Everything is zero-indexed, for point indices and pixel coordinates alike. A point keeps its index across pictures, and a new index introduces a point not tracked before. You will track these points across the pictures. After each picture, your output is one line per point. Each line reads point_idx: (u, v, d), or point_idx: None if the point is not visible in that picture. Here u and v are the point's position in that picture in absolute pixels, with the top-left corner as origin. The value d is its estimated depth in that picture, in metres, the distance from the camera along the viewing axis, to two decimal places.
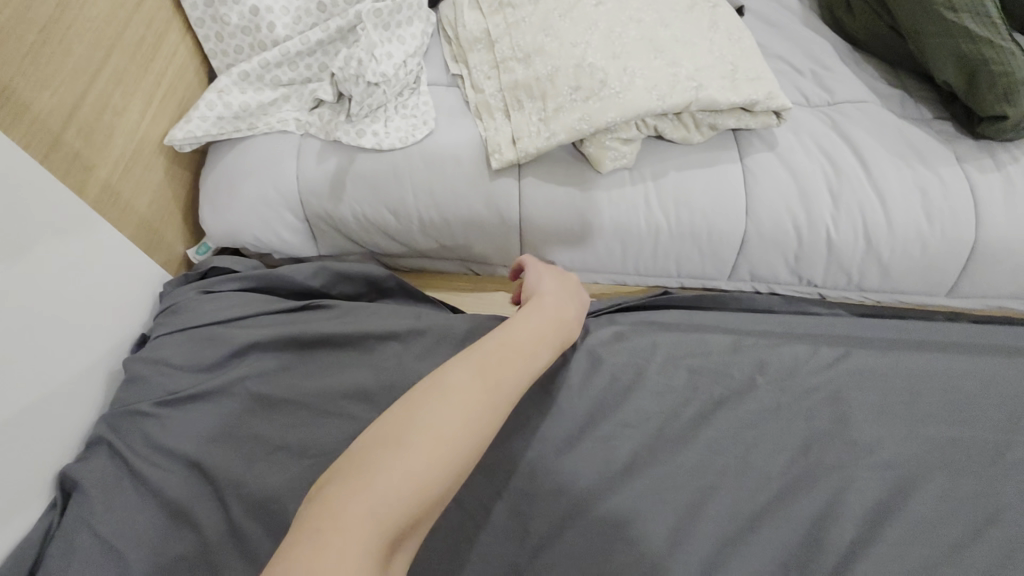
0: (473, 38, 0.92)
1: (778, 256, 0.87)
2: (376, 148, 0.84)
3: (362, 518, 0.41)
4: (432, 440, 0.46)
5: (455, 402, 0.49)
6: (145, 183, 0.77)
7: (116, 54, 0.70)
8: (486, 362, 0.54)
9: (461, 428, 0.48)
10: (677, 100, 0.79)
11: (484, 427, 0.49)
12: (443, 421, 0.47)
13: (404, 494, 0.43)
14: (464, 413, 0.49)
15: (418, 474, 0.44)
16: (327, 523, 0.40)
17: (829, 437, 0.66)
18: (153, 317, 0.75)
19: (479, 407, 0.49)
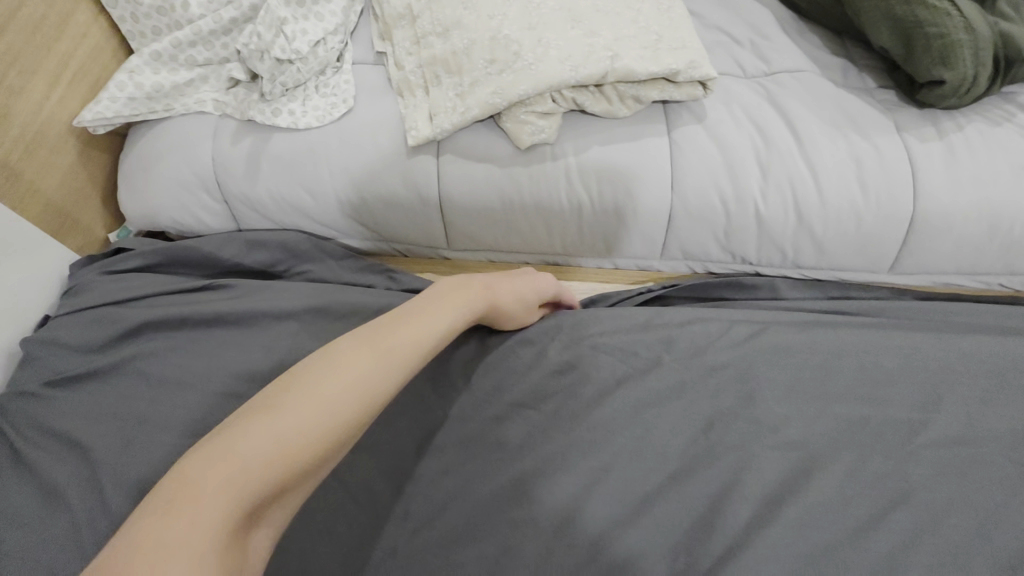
0: (396, 15, 0.90)
1: (707, 233, 0.84)
2: (291, 127, 0.83)
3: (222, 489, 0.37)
4: (313, 409, 0.42)
5: (338, 379, 0.43)
6: (54, 166, 0.77)
7: (9, 34, 0.70)
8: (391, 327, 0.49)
9: (341, 392, 0.43)
10: (592, 71, 0.77)
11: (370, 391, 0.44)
12: (322, 397, 0.42)
13: (267, 462, 0.39)
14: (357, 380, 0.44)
15: (285, 455, 0.40)
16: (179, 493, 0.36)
17: (732, 416, 0.63)
18: (58, 298, 0.74)
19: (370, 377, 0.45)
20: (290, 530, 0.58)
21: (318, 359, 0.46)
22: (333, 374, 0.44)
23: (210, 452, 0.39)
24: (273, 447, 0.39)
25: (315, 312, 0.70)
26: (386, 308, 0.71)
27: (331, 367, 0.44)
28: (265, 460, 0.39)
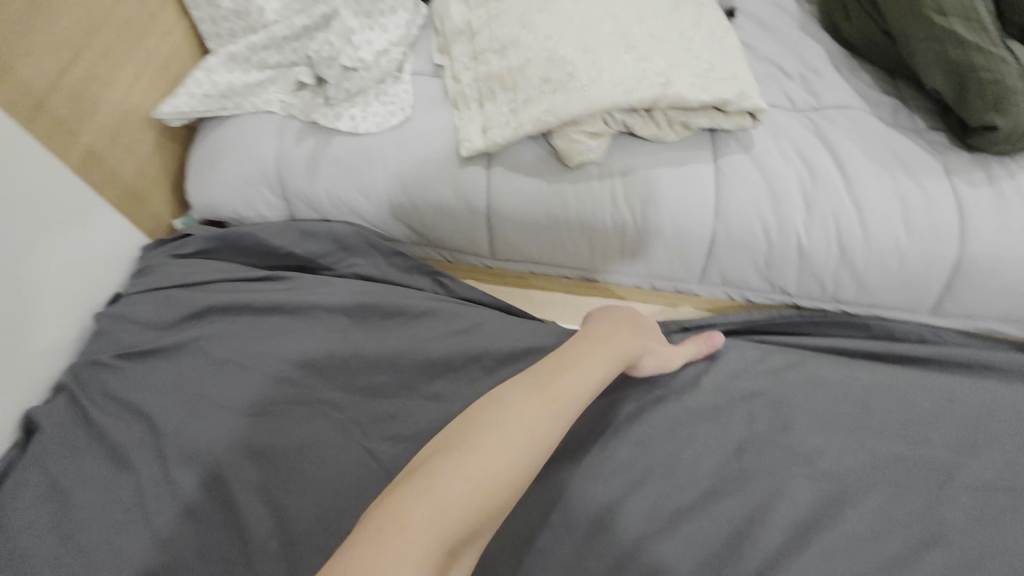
0: (456, 30, 0.94)
1: (748, 261, 0.85)
2: (352, 131, 0.87)
3: (425, 522, 0.41)
4: (496, 454, 0.47)
5: (515, 426, 0.48)
6: (133, 154, 0.82)
7: (104, 31, 0.75)
8: (550, 378, 0.53)
9: (517, 439, 0.48)
10: (643, 96, 0.79)
11: (538, 440, 0.49)
12: (503, 443, 0.47)
13: (464, 499, 0.44)
14: (530, 430, 0.49)
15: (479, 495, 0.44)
16: (388, 521, 0.41)
17: (766, 443, 0.64)
18: (129, 278, 0.79)
19: (539, 428, 0.49)
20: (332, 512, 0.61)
21: (487, 414, 0.51)
22: (508, 424, 0.49)
23: (409, 489, 0.44)
24: (472, 487, 0.44)
25: (365, 309, 0.72)
26: (431, 310, 0.74)
27: (498, 422, 0.49)
28: (461, 501, 0.43)
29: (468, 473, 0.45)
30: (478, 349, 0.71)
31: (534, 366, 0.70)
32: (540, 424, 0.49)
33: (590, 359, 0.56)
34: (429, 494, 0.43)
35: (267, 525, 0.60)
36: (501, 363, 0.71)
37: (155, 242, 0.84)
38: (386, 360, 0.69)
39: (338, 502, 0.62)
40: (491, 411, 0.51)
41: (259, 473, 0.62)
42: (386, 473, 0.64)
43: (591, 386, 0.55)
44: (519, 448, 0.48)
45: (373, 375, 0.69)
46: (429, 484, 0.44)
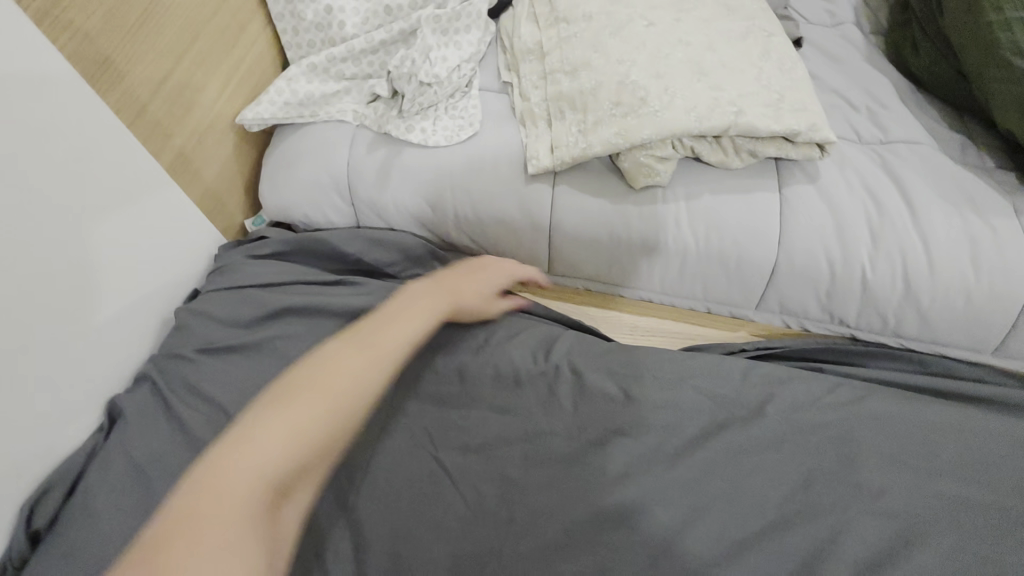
0: (527, 49, 0.96)
1: (809, 291, 0.86)
2: (422, 144, 0.89)
3: (254, 472, 0.45)
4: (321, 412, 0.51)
5: (335, 384, 0.53)
6: (215, 156, 0.86)
7: (201, 39, 0.79)
8: (375, 341, 0.58)
9: (338, 394, 0.52)
10: (716, 124, 0.80)
11: (352, 397, 0.53)
12: (321, 398, 0.51)
13: (288, 452, 0.47)
14: (350, 386, 0.54)
15: (295, 447, 0.48)
16: (218, 471, 0.44)
17: (831, 478, 0.64)
18: (206, 275, 0.83)
19: (355, 382, 0.54)
20: (397, 514, 0.62)
21: (310, 369, 0.55)
22: (330, 380, 0.53)
23: (248, 443, 0.46)
24: (290, 439, 0.48)
25: (435, 318, 0.76)
26: (495, 322, 0.76)
27: (319, 377, 0.53)
28: (282, 453, 0.47)
29: (277, 425, 0.48)
30: (544, 365, 0.72)
31: (598, 384, 0.71)
32: (355, 380, 0.54)
33: (403, 318, 0.63)
34: (251, 446, 0.46)
35: (341, 524, 0.62)
36: (566, 378, 0.71)
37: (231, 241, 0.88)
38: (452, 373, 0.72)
39: (407, 511, 0.62)
40: (314, 369, 0.54)
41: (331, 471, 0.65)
42: (453, 483, 0.65)
43: (408, 339, 0.61)
44: (334, 402, 0.52)
45: (441, 385, 0.72)
46: (268, 424, 0.48)
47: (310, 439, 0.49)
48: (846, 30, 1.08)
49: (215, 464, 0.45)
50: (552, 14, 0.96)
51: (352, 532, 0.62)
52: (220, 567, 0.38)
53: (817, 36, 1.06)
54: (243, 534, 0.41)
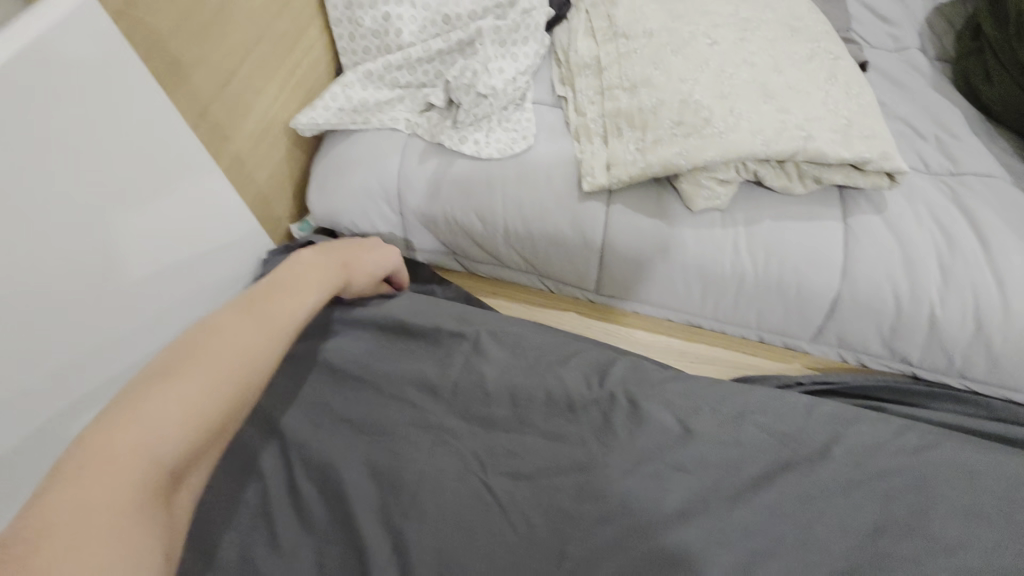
0: (583, 64, 0.95)
1: (871, 326, 0.82)
2: (475, 155, 0.88)
3: (140, 448, 0.49)
4: (200, 379, 0.55)
5: (223, 356, 0.57)
6: (268, 160, 0.85)
7: (264, 43, 0.78)
8: (257, 305, 0.63)
9: (224, 366, 0.57)
10: (783, 148, 0.77)
11: (248, 368, 0.58)
12: (212, 372, 0.56)
13: (177, 424, 0.52)
14: (243, 357, 0.58)
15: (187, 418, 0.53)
16: (99, 447, 0.48)
17: (904, 529, 0.60)
18: (254, 279, 0.83)
19: (251, 356, 0.59)
20: (445, 543, 0.59)
21: (187, 338, 0.59)
22: (201, 348, 0.57)
23: (123, 416, 0.50)
24: (183, 415, 0.52)
25: (486, 337, 0.73)
26: (547, 345, 0.75)
27: (195, 348, 0.57)
28: (175, 427, 0.52)
29: (172, 399, 0.53)
30: (598, 393, 0.70)
31: (655, 414, 0.68)
32: (247, 348, 0.59)
33: (301, 288, 0.67)
34: (135, 420, 0.50)
35: (385, 549, 0.59)
36: (621, 406, 0.68)
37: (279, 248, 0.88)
38: (504, 395, 0.69)
39: (456, 539, 0.60)
40: (197, 338, 0.59)
41: (379, 491, 0.62)
42: (503, 510, 0.62)
43: (303, 310, 0.65)
44: (227, 374, 0.57)
45: (492, 408, 0.68)
46: (155, 391, 0.53)
47: (202, 414, 0.54)
48: (911, 55, 1.05)
49: (103, 427, 0.50)
50: (611, 29, 0.95)
51: (398, 558, 0.59)
52: (112, 538, 0.43)
53: (880, 60, 1.03)
54: (140, 505, 0.47)
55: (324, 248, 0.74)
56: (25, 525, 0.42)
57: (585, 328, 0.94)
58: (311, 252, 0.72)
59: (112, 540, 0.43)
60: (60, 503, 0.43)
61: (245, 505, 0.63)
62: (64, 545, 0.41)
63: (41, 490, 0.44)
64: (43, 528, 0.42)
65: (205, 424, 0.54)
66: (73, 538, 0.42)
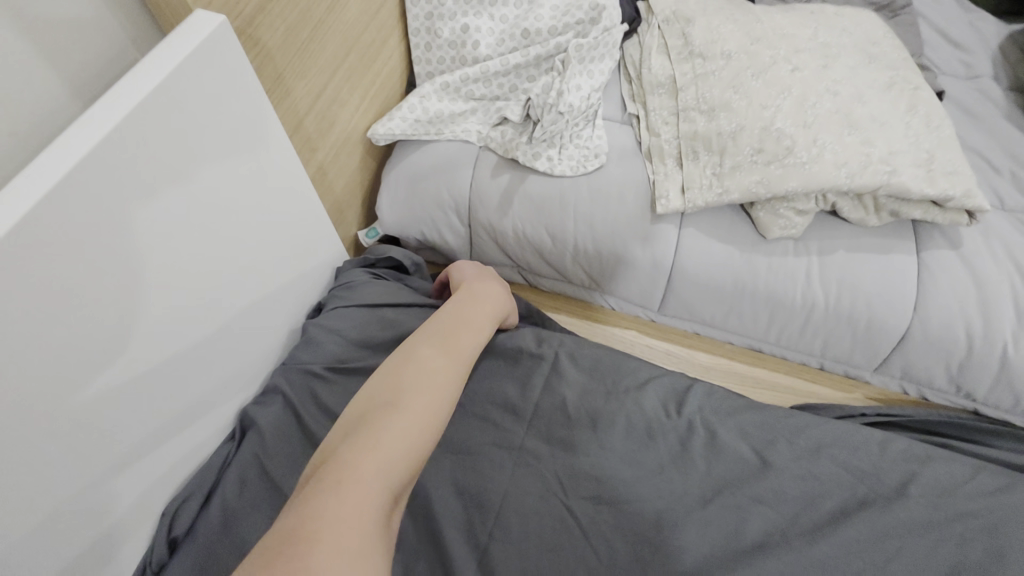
0: (657, 82, 0.94)
1: (938, 362, 0.82)
2: (548, 172, 0.87)
3: (387, 464, 0.50)
4: (425, 401, 0.57)
5: (435, 377, 0.59)
6: (345, 169, 0.87)
7: (352, 55, 0.80)
8: (449, 334, 0.66)
9: (438, 387, 0.58)
10: (865, 182, 0.77)
11: (451, 390, 0.60)
12: (433, 394, 0.58)
13: (412, 445, 0.53)
14: (449, 383, 0.60)
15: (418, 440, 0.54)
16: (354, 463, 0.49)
17: (984, 570, 0.57)
18: (329, 289, 0.85)
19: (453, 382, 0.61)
20: (526, 561, 0.59)
21: (395, 363, 0.61)
22: (413, 371, 0.60)
23: (370, 433, 0.52)
24: (415, 436, 0.54)
25: (565, 357, 0.78)
26: (620, 368, 0.78)
27: (409, 372, 0.60)
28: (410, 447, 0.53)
29: (406, 420, 0.54)
30: (677, 421, 0.72)
31: (732, 444, 0.69)
32: (452, 374, 0.61)
33: (475, 320, 0.70)
34: (380, 439, 0.52)
35: (471, 567, 0.59)
36: (699, 434, 0.70)
37: (354, 259, 0.90)
38: (585, 417, 0.71)
39: (540, 558, 0.60)
40: (408, 364, 0.61)
41: (464, 508, 0.64)
42: (585, 535, 0.61)
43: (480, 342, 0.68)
44: (442, 397, 0.58)
45: (573, 430, 0.70)
46: (389, 412, 0.55)
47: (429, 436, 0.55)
48: (983, 83, 1.03)
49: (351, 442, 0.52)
50: (687, 48, 0.94)
51: None
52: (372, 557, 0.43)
53: (953, 88, 1.02)
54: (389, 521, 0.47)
55: (492, 279, 0.81)
56: (292, 529, 0.43)
57: (643, 346, 0.96)
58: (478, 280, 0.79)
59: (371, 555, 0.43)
60: (330, 513, 0.44)
61: None
62: (326, 551, 0.42)
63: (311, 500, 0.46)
64: (305, 534, 0.43)
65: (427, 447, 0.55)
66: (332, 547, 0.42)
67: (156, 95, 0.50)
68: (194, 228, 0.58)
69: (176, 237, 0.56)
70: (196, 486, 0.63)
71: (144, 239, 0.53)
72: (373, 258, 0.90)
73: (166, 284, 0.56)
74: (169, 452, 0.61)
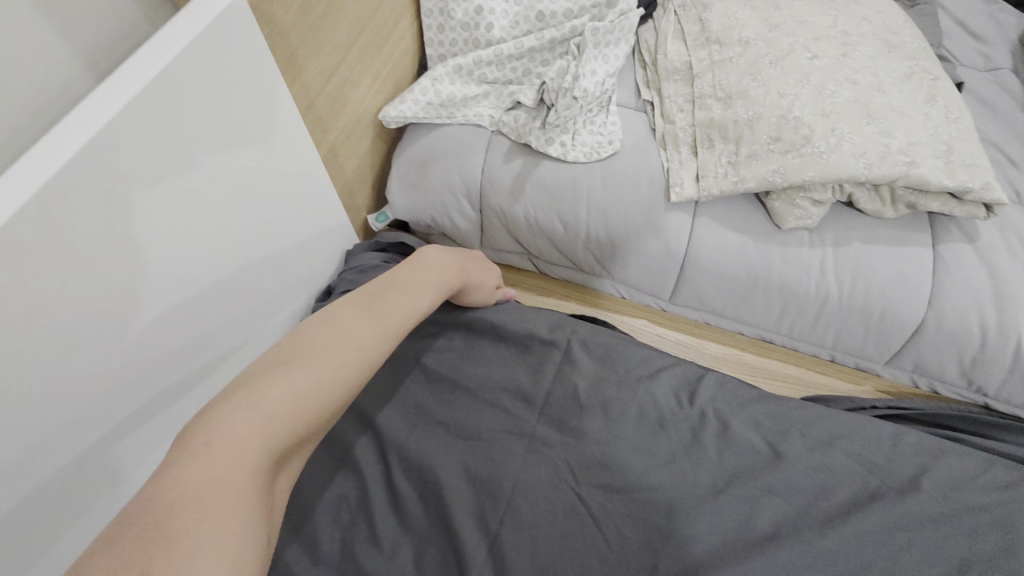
0: (673, 69, 0.93)
1: (951, 355, 0.81)
2: (560, 158, 0.86)
3: (253, 432, 0.45)
4: (319, 367, 0.52)
5: (339, 341, 0.55)
6: (355, 151, 0.87)
7: (365, 34, 0.79)
8: (372, 297, 0.61)
9: (340, 354, 0.54)
10: (885, 173, 0.76)
11: (358, 355, 0.55)
12: (331, 359, 0.53)
13: (291, 413, 0.48)
14: (357, 347, 0.55)
15: (301, 410, 0.49)
16: (217, 430, 0.44)
17: (993, 565, 0.57)
18: (338, 274, 0.84)
19: (361, 346, 0.56)
20: (536, 546, 0.59)
21: (310, 326, 0.57)
22: (319, 335, 0.55)
23: (246, 399, 0.47)
24: (296, 404, 0.49)
25: (577, 345, 0.77)
26: (630, 356, 0.78)
27: (317, 335, 0.55)
28: (290, 414, 0.48)
29: (293, 386, 0.50)
30: (689, 410, 0.72)
31: (744, 434, 0.69)
32: (361, 339, 0.56)
33: (414, 286, 0.65)
34: (255, 406, 0.47)
35: (482, 553, 0.59)
36: (711, 424, 0.70)
37: (364, 243, 0.90)
38: (597, 406, 0.71)
39: (552, 545, 0.59)
40: (318, 327, 0.56)
41: (477, 495, 0.63)
42: (596, 522, 0.61)
43: (415, 309, 0.63)
44: (342, 363, 0.53)
45: (584, 419, 0.69)
46: (278, 376, 0.50)
47: (315, 405, 0.50)
48: (1002, 76, 1.02)
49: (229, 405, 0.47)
50: (703, 34, 0.93)
51: (495, 564, 0.58)
52: (214, 539, 0.38)
53: (972, 80, 1.00)
54: (250, 497, 0.42)
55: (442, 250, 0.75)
56: (149, 495, 0.40)
57: (653, 335, 0.96)
58: (437, 249, 0.74)
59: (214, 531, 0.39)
60: (174, 485, 0.40)
61: (347, 503, 0.65)
62: (182, 521, 0.38)
63: (167, 467, 0.42)
64: (166, 495, 0.39)
65: (312, 417, 0.50)
66: (190, 511, 0.39)
67: (170, 70, 0.50)
68: (205, 207, 0.57)
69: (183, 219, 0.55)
70: None
71: (148, 220, 0.52)
72: (384, 244, 0.89)
73: (177, 264, 0.56)
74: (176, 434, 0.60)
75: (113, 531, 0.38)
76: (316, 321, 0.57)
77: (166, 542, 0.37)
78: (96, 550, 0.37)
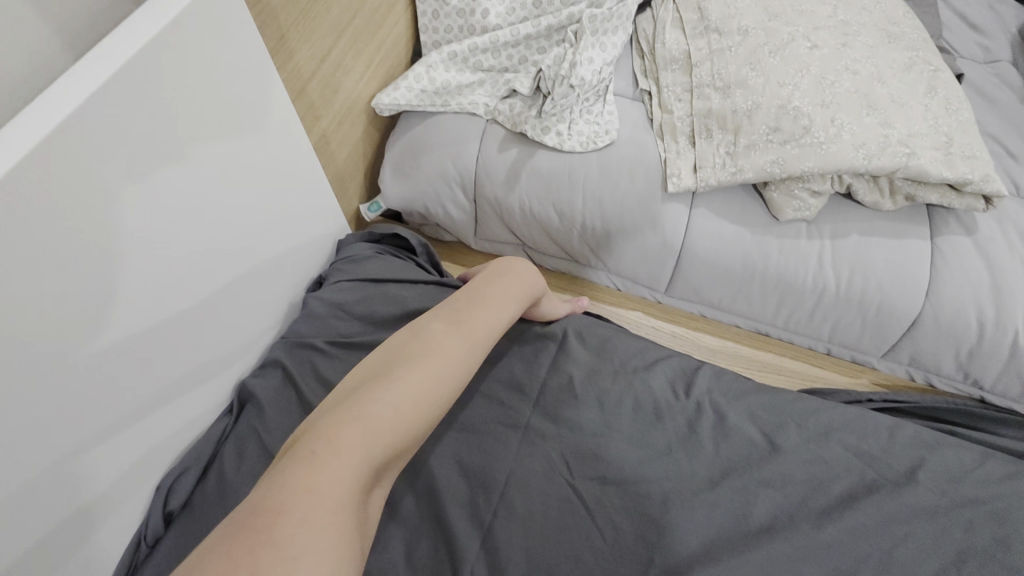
0: (671, 58, 0.92)
1: (948, 348, 0.80)
2: (556, 147, 0.85)
3: (354, 447, 0.45)
4: (416, 385, 0.51)
5: (432, 356, 0.54)
6: (348, 138, 0.85)
7: (358, 18, 0.77)
8: (462, 312, 0.60)
9: (434, 371, 0.53)
10: (885, 164, 0.75)
11: (450, 373, 0.54)
12: (425, 376, 0.52)
13: (388, 430, 0.48)
14: (449, 365, 0.54)
15: (398, 429, 0.48)
16: (322, 443, 0.45)
17: (990, 557, 0.56)
18: (331, 264, 0.83)
19: (453, 363, 0.54)
20: (528, 536, 0.58)
21: (403, 338, 0.57)
22: (414, 349, 0.55)
23: (346, 412, 0.47)
24: (393, 421, 0.48)
25: (572, 338, 0.77)
26: (625, 350, 0.77)
27: (411, 349, 0.55)
28: (388, 431, 0.48)
29: (390, 402, 0.49)
30: (685, 402, 0.71)
31: (741, 426, 0.68)
32: (453, 356, 0.55)
33: (499, 301, 0.64)
34: (357, 421, 0.47)
35: (475, 546, 0.58)
36: (707, 416, 0.69)
37: (357, 233, 0.88)
38: (593, 398, 0.70)
39: (546, 536, 0.58)
40: (413, 341, 0.56)
41: (470, 487, 0.63)
42: (590, 513, 0.60)
43: (500, 326, 0.62)
44: (436, 381, 0.52)
45: (579, 410, 0.68)
46: (377, 391, 0.50)
47: (409, 424, 0.49)
48: (1002, 68, 1.01)
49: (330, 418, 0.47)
50: (702, 23, 0.92)
51: (487, 556, 0.57)
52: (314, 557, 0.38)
53: (972, 73, 0.99)
54: (348, 516, 0.42)
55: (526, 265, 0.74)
56: (261, 500, 0.41)
57: (649, 328, 0.95)
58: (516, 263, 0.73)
59: (313, 547, 0.39)
60: (279, 496, 0.41)
61: None
62: (285, 532, 0.39)
63: (276, 474, 0.43)
64: (271, 504, 0.40)
65: (407, 436, 0.49)
66: (294, 524, 0.39)
67: (154, 47, 0.48)
68: (191, 191, 0.56)
69: (173, 201, 0.54)
70: (191, 460, 0.61)
71: (133, 203, 0.50)
72: (379, 235, 0.87)
73: (165, 249, 0.54)
74: (164, 425, 0.59)
75: (229, 531, 0.39)
76: (411, 335, 0.57)
77: (273, 553, 0.37)
78: (209, 550, 0.38)
